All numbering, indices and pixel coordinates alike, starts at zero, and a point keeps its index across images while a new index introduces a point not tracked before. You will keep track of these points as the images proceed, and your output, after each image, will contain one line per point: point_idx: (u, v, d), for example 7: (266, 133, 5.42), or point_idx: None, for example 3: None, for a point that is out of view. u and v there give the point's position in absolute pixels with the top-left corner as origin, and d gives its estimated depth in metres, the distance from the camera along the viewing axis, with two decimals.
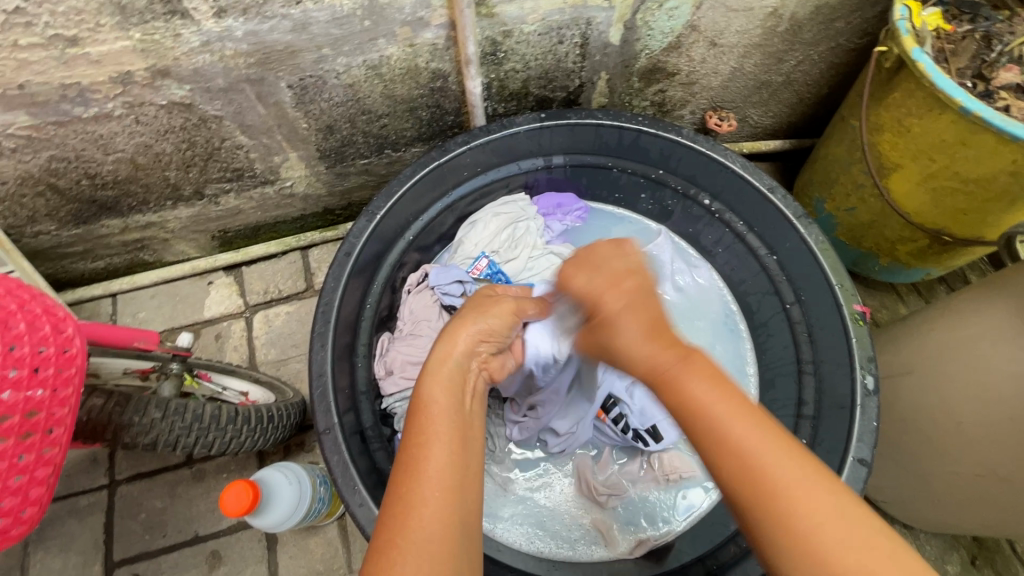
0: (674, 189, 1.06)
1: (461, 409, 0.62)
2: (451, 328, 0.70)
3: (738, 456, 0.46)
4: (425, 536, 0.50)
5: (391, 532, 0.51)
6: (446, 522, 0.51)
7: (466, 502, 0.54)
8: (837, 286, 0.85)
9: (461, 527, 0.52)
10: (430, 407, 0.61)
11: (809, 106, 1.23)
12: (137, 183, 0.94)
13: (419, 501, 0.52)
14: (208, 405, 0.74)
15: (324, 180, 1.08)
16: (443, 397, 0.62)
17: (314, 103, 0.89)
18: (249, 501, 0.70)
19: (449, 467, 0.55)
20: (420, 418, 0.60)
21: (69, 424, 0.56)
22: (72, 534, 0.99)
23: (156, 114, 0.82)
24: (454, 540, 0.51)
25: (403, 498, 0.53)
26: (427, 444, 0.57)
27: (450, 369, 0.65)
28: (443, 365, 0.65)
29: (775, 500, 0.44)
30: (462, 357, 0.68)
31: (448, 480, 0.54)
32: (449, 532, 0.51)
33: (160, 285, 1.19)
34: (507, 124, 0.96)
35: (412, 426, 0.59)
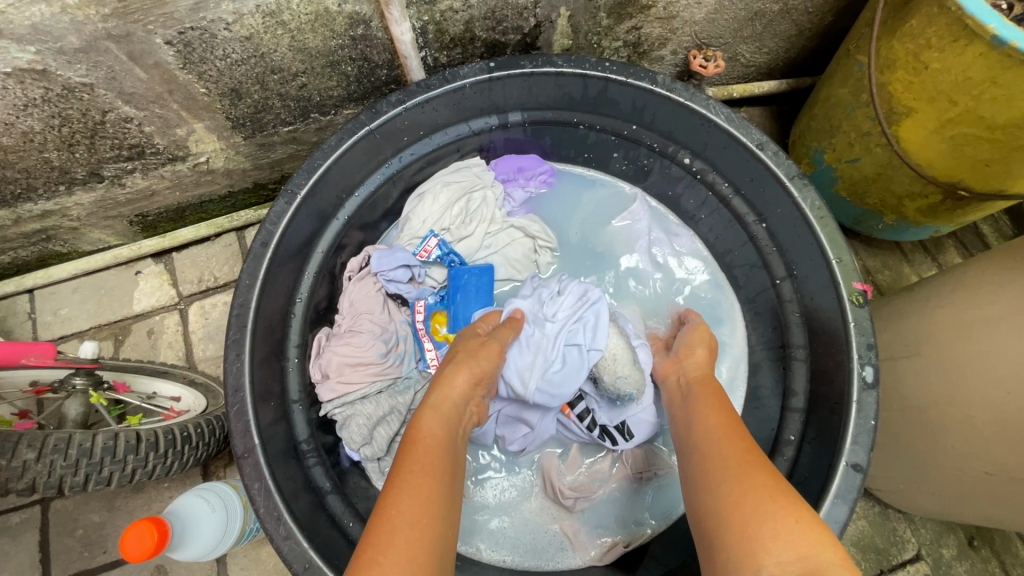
0: (650, 147, 0.91)
1: (450, 437, 0.62)
2: (448, 372, 0.68)
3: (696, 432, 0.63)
4: (402, 546, 0.48)
5: (370, 547, 0.49)
6: (427, 549, 0.49)
7: (444, 533, 0.52)
8: (835, 260, 0.73)
9: (437, 549, 0.50)
10: (423, 439, 0.60)
11: (809, 38, 1.05)
12: (13, 167, 0.80)
13: (399, 510, 0.51)
14: (99, 436, 0.64)
15: (245, 152, 0.93)
16: (438, 430, 0.62)
17: (207, 63, 0.73)
18: (153, 543, 0.61)
19: (436, 493, 0.54)
20: (410, 448, 0.59)
21: None
22: (6, 554, 0.92)
23: (5, 84, 0.67)
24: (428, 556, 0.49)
25: (387, 516, 0.51)
26: (414, 470, 0.56)
27: (448, 409, 0.65)
28: (443, 400, 0.65)
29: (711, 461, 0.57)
30: (459, 400, 0.66)
31: (433, 504, 0.53)
32: (428, 549, 0.49)
33: (80, 277, 1.07)
34: (449, 77, 0.81)
35: (401, 454, 0.58)
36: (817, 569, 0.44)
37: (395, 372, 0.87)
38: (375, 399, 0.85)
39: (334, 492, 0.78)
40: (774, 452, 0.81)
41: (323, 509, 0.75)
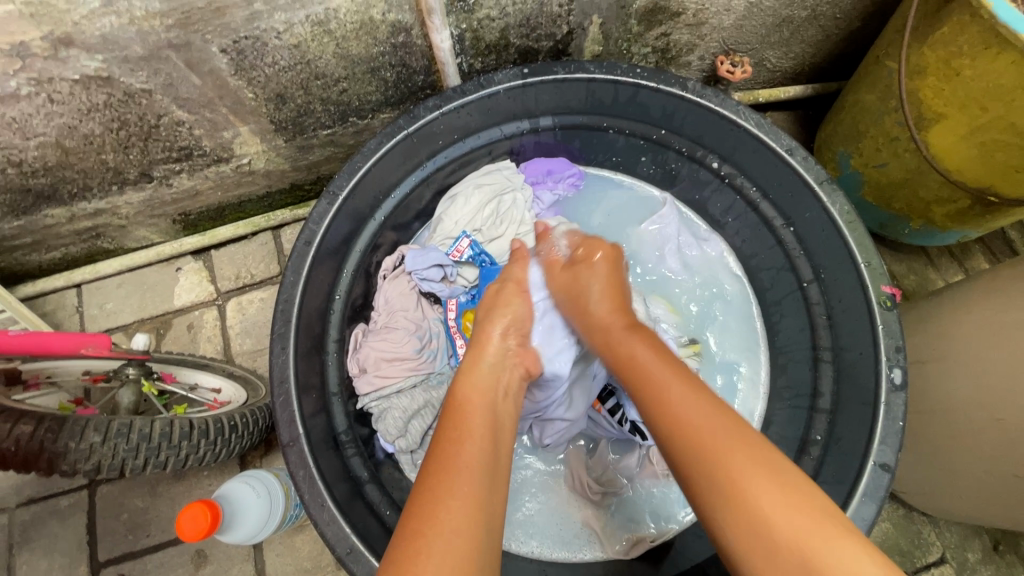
0: (679, 151, 0.93)
1: (493, 408, 0.64)
2: (479, 334, 0.74)
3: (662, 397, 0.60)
4: (453, 526, 0.51)
5: (416, 525, 0.52)
6: (473, 522, 0.52)
7: (493, 503, 0.55)
8: (863, 264, 0.75)
9: (486, 518, 0.53)
10: (464, 409, 0.63)
11: (837, 43, 1.06)
12: (71, 168, 0.84)
13: (447, 491, 0.54)
14: (156, 422, 0.68)
15: (285, 154, 0.97)
16: (476, 396, 0.65)
17: (256, 69, 0.77)
18: (208, 524, 0.64)
19: (478, 467, 0.56)
20: (453, 418, 0.62)
21: None
22: (55, 535, 0.96)
23: (72, 90, 0.71)
24: (476, 527, 0.52)
25: (430, 496, 0.54)
26: (461, 440, 0.59)
27: (483, 375, 0.68)
28: (478, 366, 0.68)
29: (705, 443, 0.55)
30: (495, 359, 0.70)
31: (479, 475, 0.56)
32: (477, 523, 0.52)
33: (125, 273, 1.11)
34: (484, 82, 0.83)
35: (445, 424, 0.62)
36: None
37: (428, 367, 0.90)
38: (410, 393, 0.88)
39: (371, 482, 0.81)
40: (801, 452, 0.83)
41: (361, 497, 0.79)
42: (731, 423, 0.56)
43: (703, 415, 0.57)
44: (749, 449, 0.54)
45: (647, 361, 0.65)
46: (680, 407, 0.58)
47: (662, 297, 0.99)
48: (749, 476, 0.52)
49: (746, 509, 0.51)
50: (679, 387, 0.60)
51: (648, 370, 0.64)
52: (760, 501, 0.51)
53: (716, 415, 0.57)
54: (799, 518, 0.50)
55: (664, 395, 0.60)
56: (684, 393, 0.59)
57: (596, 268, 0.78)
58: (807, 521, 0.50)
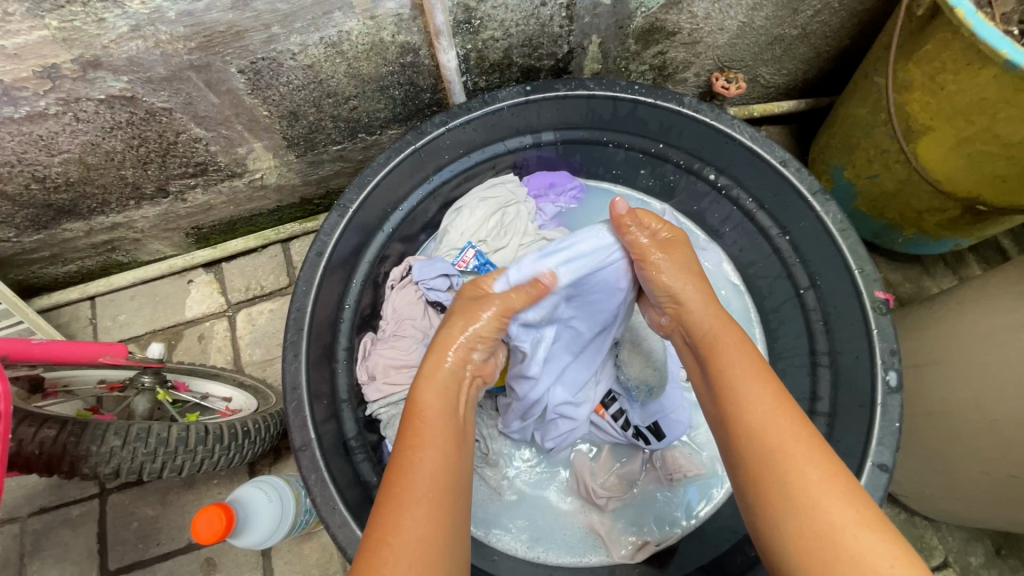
0: (677, 164, 0.96)
1: (454, 414, 0.64)
2: (442, 338, 0.70)
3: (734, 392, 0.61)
4: (417, 534, 0.53)
5: (381, 535, 0.53)
6: (436, 529, 0.54)
7: (452, 510, 0.56)
8: (857, 271, 0.77)
9: (449, 528, 0.55)
10: (423, 413, 0.63)
11: (827, 60, 1.10)
12: (92, 184, 0.88)
13: (411, 501, 0.55)
14: (174, 428, 0.71)
15: (296, 169, 1.00)
16: (437, 402, 0.64)
17: (272, 88, 0.80)
18: (222, 526, 0.66)
19: (443, 473, 0.58)
20: (412, 424, 0.62)
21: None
22: (66, 544, 0.97)
23: (97, 109, 0.75)
24: (440, 536, 0.53)
25: (394, 500, 0.55)
26: (420, 447, 0.59)
27: (443, 376, 0.67)
28: (436, 370, 0.67)
29: (769, 439, 0.56)
30: (456, 366, 0.68)
31: (440, 479, 0.57)
32: (438, 529, 0.54)
33: (137, 286, 1.14)
34: (489, 100, 0.87)
35: (403, 430, 0.62)
36: None
37: None
38: None
39: (380, 487, 0.83)
40: None
41: (371, 501, 0.80)
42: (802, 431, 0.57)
43: (760, 396, 0.59)
44: (812, 444, 0.56)
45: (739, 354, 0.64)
46: (748, 408, 0.59)
47: None
48: (825, 472, 0.54)
49: (809, 501, 0.52)
50: (748, 375, 0.61)
51: (729, 362, 0.63)
52: (807, 478, 0.53)
53: (783, 412, 0.58)
54: (842, 499, 0.52)
55: (725, 377, 0.62)
56: (758, 389, 0.60)
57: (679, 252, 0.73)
58: (852, 516, 0.51)
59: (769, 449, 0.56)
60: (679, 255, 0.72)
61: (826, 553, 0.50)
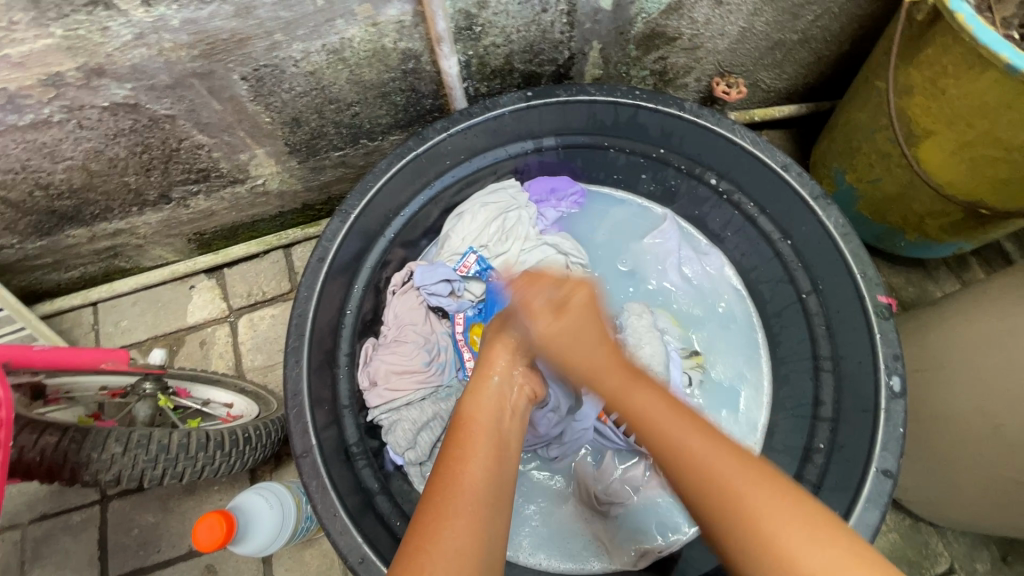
0: (678, 168, 0.96)
1: (500, 426, 0.63)
2: (485, 354, 0.71)
3: (662, 434, 0.54)
4: (455, 542, 0.50)
5: (418, 543, 0.51)
6: (477, 535, 0.52)
7: (496, 520, 0.53)
8: (860, 275, 0.77)
9: (490, 540, 0.52)
10: (469, 425, 0.62)
11: (827, 65, 1.11)
12: (95, 191, 0.89)
13: (451, 509, 0.53)
14: (175, 434, 0.71)
15: (298, 175, 1.00)
16: (482, 414, 0.63)
17: (274, 95, 0.81)
18: (223, 534, 0.65)
19: (484, 487, 0.55)
20: (458, 434, 0.61)
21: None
22: (67, 551, 0.97)
23: (100, 117, 0.75)
24: (482, 545, 0.51)
25: (435, 505, 0.53)
26: (464, 457, 0.58)
27: (490, 389, 0.66)
28: (484, 383, 0.67)
29: (733, 509, 0.47)
30: (500, 380, 0.67)
31: (484, 487, 0.55)
32: (480, 539, 0.51)
33: (139, 292, 1.14)
34: (490, 105, 0.87)
35: (450, 441, 0.61)
36: None
37: (437, 378, 0.93)
38: (419, 405, 0.90)
39: (382, 493, 0.83)
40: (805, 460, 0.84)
41: (373, 508, 0.80)
42: (730, 454, 0.51)
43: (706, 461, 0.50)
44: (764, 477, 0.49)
45: (650, 400, 0.57)
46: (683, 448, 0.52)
47: (666, 311, 1.01)
48: (762, 500, 0.47)
49: (765, 538, 0.46)
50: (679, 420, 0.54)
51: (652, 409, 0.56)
52: (785, 546, 0.45)
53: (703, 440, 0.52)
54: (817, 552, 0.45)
55: (646, 418, 0.56)
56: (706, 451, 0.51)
57: (585, 313, 0.66)
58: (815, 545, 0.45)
59: (712, 486, 0.49)
60: (575, 316, 0.66)
61: None
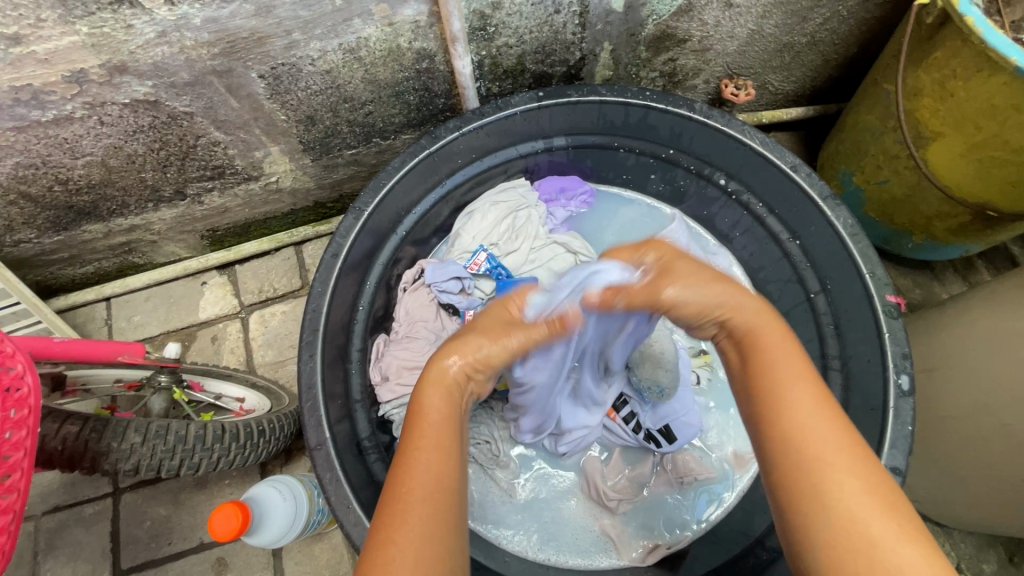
0: (687, 169, 0.97)
1: (455, 412, 0.61)
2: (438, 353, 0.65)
3: (780, 386, 0.55)
4: (421, 533, 0.50)
5: (382, 535, 0.51)
6: (441, 525, 0.51)
7: (458, 508, 0.54)
8: (868, 275, 0.78)
9: (449, 530, 0.52)
10: (426, 416, 0.59)
11: (835, 67, 1.11)
12: (112, 186, 0.90)
13: (413, 500, 0.52)
14: (192, 425, 0.72)
15: (311, 173, 1.01)
16: (441, 404, 0.61)
17: (291, 93, 0.82)
18: (239, 524, 0.66)
19: (441, 478, 0.54)
20: (414, 424, 0.59)
21: (27, 484, 0.50)
22: (79, 543, 0.98)
23: (121, 113, 0.77)
24: (440, 537, 0.51)
25: (398, 496, 0.52)
26: (424, 447, 0.56)
27: (448, 377, 0.63)
28: (441, 373, 0.63)
29: (814, 450, 0.51)
30: (455, 374, 0.63)
31: (445, 478, 0.54)
32: (443, 528, 0.51)
33: (152, 287, 1.15)
34: (502, 105, 0.88)
35: (406, 432, 0.59)
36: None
37: None
38: None
39: None
40: None
41: None
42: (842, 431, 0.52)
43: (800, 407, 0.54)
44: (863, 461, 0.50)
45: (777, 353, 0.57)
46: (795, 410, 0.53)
47: None
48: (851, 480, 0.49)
49: (846, 511, 0.48)
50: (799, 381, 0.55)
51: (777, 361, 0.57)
52: (870, 527, 0.47)
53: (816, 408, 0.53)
54: (881, 511, 0.48)
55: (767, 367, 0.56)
56: (806, 397, 0.54)
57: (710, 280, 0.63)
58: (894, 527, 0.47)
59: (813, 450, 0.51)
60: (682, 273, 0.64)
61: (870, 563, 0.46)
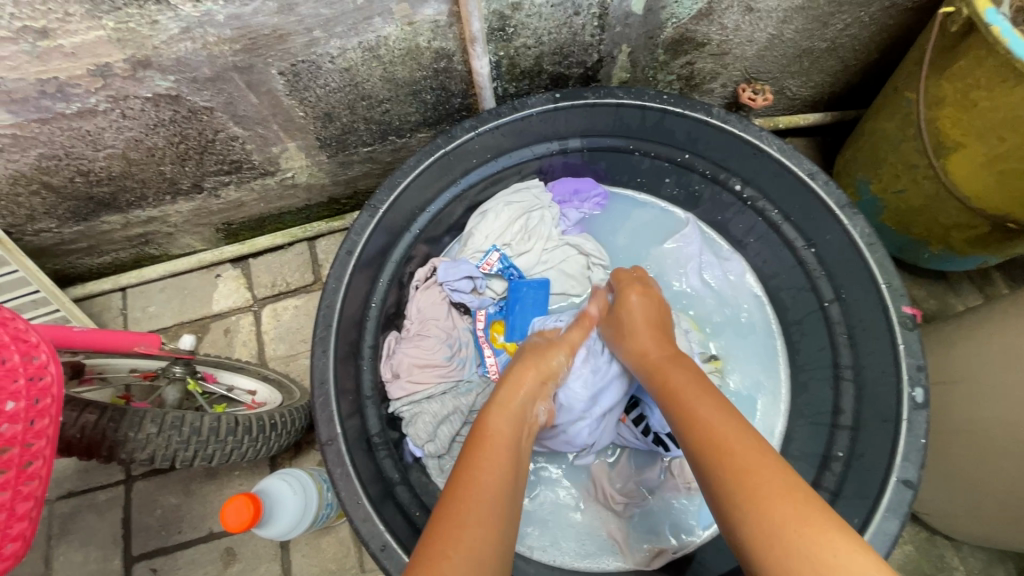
0: (703, 173, 0.97)
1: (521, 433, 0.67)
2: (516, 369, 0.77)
3: (699, 424, 0.61)
4: (475, 527, 0.53)
5: (442, 530, 0.54)
6: (493, 528, 0.54)
7: (512, 516, 0.57)
8: (885, 285, 0.77)
9: (504, 530, 0.55)
10: (493, 430, 0.66)
11: (854, 74, 1.10)
12: (132, 178, 0.91)
13: (472, 501, 0.56)
14: (206, 417, 0.73)
15: (326, 169, 1.02)
16: (504, 425, 0.67)
17: (309, 90, 0.82)
18: (250, 516, 0.67)
19: (506, 494, 0.58)
20: (482, 433, 0.65)
21: (49, 472, 0.51)
22: (92, 528, 1.00)
23: (143, 107, 0.78)
24: (500, 538, 0.54)
25: (460, 492, 0.57)
26: (487, 456, 0.62)
27: (517, 403, 0.71)
28: (512, 398, 0.71)
29: (744, 476, 0.54)
30: (524, 399, 0.72)
31: (503, 487, 0.59)
32: (493, 529, 0.54)
33: (167, 278, 1.16)
34: (518, 106, 0.88)
35: (475, 437, 0.65)
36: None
37: (457, 374, 0.95)
38: (440, 398, 0.92)
39: (402, 483, 0.85)
40: (823, 468, 0.84)
41: (393, 498, 0.82)
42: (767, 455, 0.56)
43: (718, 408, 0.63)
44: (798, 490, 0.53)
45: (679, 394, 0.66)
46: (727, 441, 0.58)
47: (686, 314, 1.01)
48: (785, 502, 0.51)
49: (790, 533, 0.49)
50: (709, 413, 0.62)
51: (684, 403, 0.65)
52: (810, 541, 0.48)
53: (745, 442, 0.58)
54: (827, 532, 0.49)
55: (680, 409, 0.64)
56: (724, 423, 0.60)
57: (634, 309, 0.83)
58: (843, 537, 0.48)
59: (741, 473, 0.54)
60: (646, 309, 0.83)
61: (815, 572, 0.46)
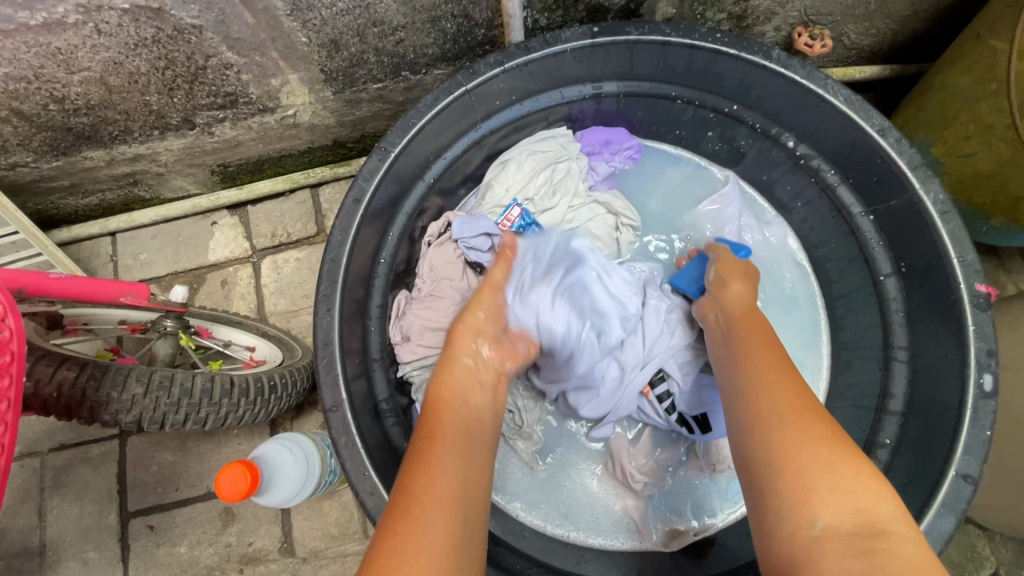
0: (752, 127, 0.86)
1: (471, 407, 0.64)
2: (452, 337, 0.71)
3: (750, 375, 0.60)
4: (430, 522, 0.49)
5: (392, 528, 0.49)
6: (454, 513, 0.51)
7: (470, 501, 0.53)
8: (957, 260, 0.68)
9: (465, 522, 0.51)
10: (438, 405, 0.63)
11: (926, 19, 0.98)
12: (114, 108, 0.82)
13: (428, 494, 0.51)
14: (198, 378, 0.67)
15: (331, 108, 0.92)
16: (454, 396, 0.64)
17: (313, 10, 0.71)
18: (247, 485, 0.61)
19: (461, 471, 0.55)
20: (429, 414, 0.62)
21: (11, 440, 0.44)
22: (86, 482, 0.96)
23: (120, 21, 0.68)
24: (461, 531, 0.50)
25: (410, 487, 0.52)
26: (434, 441, 0.58)
27: (459, 368, 0.67)
28: (452, 365, 0.67)
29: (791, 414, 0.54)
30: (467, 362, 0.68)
31: (446, 468, 0.55)
32: (454, 522, 0.50)
33: (160, 224, 1.08)
34: (550, 40, 0.76)
35: (425, 421, 0.61)
36: (872, 521, 0.45)
37: None
38: None
39: None
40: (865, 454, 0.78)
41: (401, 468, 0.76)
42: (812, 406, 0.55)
43: (768, 352, 0.63)
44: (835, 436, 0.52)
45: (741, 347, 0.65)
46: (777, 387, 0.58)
47: None
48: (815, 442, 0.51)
49: (804, 471, 0.49)
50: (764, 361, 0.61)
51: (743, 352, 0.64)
52: (816, 478, 0.48)
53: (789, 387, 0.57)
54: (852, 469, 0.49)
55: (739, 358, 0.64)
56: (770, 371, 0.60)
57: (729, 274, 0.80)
58: (856, 471, 0.48)
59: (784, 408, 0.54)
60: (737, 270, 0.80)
61: (825, 504, 0.46)
